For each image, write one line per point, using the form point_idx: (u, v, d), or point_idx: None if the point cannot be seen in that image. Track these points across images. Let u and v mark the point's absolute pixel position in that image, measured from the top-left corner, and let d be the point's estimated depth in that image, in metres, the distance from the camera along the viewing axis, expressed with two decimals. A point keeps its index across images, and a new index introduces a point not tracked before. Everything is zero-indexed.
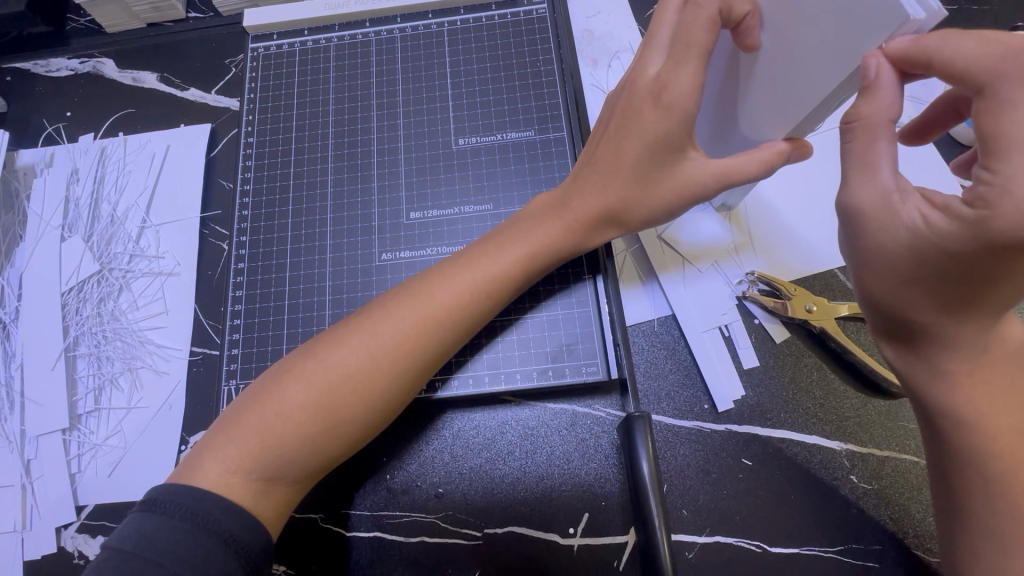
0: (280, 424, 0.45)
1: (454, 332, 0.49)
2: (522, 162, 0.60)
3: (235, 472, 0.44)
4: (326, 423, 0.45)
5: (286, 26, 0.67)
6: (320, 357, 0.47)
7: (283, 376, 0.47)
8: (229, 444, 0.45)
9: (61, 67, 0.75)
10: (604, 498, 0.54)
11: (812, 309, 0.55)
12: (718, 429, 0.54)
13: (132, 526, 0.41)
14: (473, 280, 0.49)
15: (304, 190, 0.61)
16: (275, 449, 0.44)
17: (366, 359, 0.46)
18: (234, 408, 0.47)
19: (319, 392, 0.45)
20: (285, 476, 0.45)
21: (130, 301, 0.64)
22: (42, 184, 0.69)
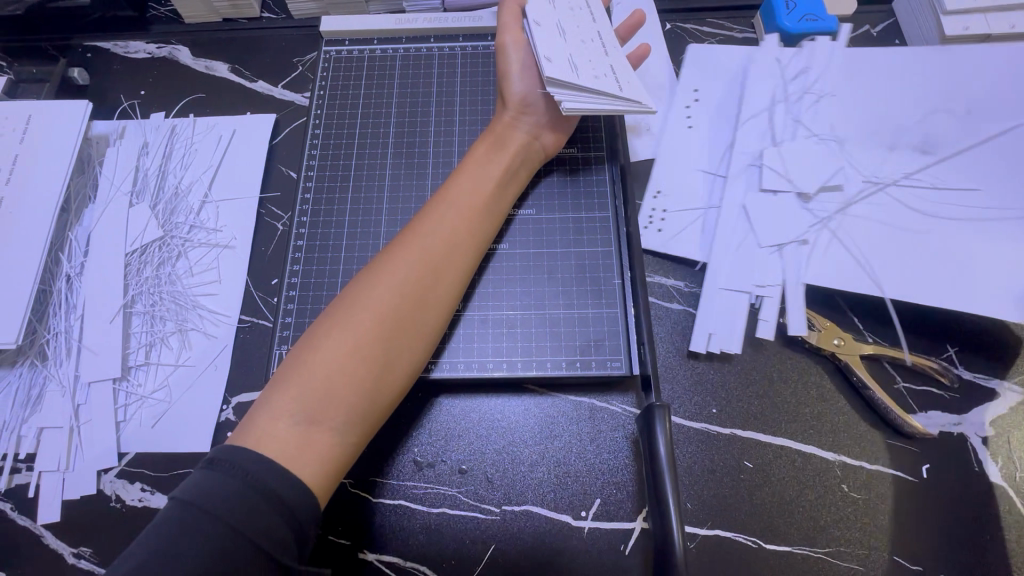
0: (329, 370, 0.50)
1: (454, 265, 0.56)
2: (568, 178, 0.66)
3: (281, 420, 0.48)
4: (361, 364, 0.51)
5: (358, 34, 0.74)
6: (354, 308, 0.52)
7: (319, 333, 0.52)
8: (285, 396, 0.49)
9: (139, 50, 0.81)
10: (615, 485, 0.58)
11: (839, 343, 0.61)
12: (723, 432, 0.59)
13: (193, 481, 0.45)
14: (447, 202, 0.58)
15: (364, 181, 0.66)
16: (327, 391, 0.50)
17: (397, 311, 0.53)
18: (281, 367, 0.52)
19: (359, 335, 0.51)
20: (325, 418, 0.49)
21: (186, 268, 0.68)
22: (114, 152, 0.74)
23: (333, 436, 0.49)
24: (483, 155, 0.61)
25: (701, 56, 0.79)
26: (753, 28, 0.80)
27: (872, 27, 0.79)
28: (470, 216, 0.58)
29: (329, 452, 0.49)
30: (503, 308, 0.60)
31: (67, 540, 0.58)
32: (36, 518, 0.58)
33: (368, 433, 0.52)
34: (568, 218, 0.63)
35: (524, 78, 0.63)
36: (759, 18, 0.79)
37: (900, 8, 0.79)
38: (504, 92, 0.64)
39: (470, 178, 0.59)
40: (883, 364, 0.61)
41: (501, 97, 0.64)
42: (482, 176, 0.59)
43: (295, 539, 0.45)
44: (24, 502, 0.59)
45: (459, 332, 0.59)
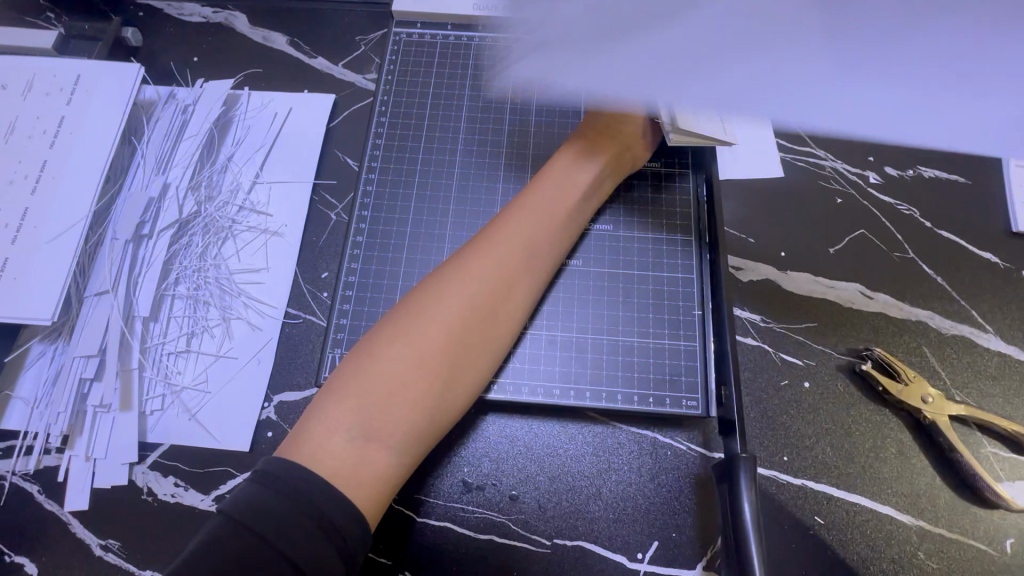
0: (390, 383, 0.47)
1: (524, 279, 0.53)
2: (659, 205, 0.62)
3: (339, 433, 0.45)
4: (428, 385, 0.48)
5: (431, 18, 0.69)
6: (419, 321, 0.49)
7: (382, 340, 0.49)
8: (343, 408, 0.46)
9: (195, 14, 0.77)
10: (675, 530, 0.54)
11: (928, 401, 0.56)
12: (794, 483, 0.55)
13: (240, 496, 0.41)
14: (527, 208, 0.55)
15: (430, 177, 0.62)
16: (391, 404, 0.46)
17: (465, 324, 0.50)
18: (340, 372, 0.49)
19: (430, 353, 0.48)
20: (378, 438, 0.46)
21: (233, 252, 0.64)
22: (160, 118, 0.69)
23: (389, 456, 0.46)
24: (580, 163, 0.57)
25: None
26: None
27: None
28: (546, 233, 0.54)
29: (383, 474, 0.46)
30: (572, 329, 0.57)
31: (94, 530, 0.55)
32: (63, 504, 0.55)
33: (421, 455, 0.49)
34: (647, 239, 0.60)
35: None
36: None
37: None
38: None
39: (556, 188, 0.56)
40: (968, 426, 0.57)
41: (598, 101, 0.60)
42: (569, 192, 0.56)
43: (345, 566, 0.41)
44: (53, 485, 0.56)
45: (525, 351, 0.56)
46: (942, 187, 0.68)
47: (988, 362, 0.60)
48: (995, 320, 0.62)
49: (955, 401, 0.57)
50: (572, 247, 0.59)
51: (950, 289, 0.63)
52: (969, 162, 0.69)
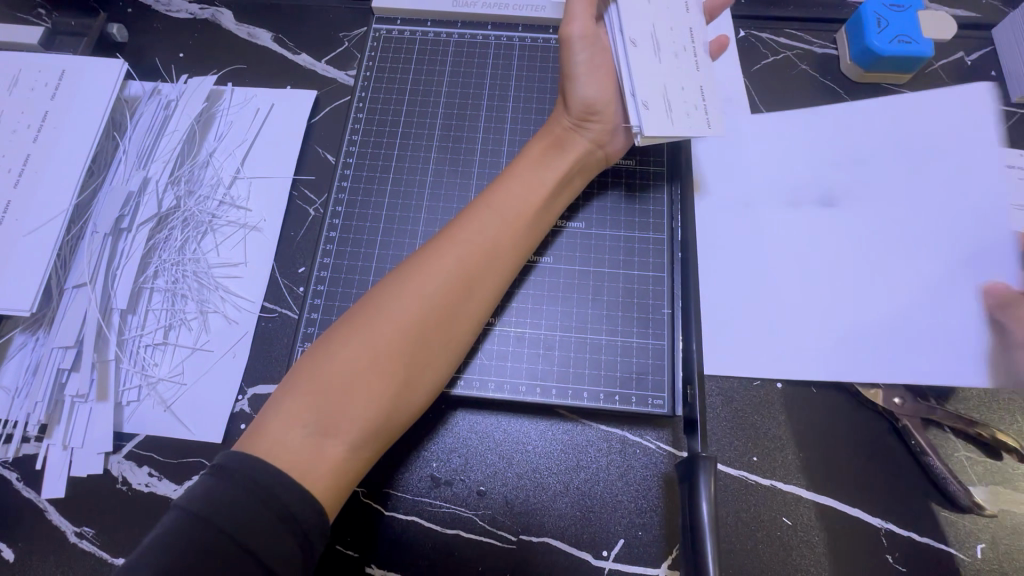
0: (347, 380, 0.47)
1: (488, 277, 0.53)
2: (633, 203, 0.61)
3: (296, 426, 0.45)
4: (386, 382, 0.48)
5: (411, 14, 0.69)
6: (379, 316, 0.49)
7: (341, 338, 0.49)
8: (299, 403, 0.46)
9: (181, 10, 0.77)
10: (641, 528, 0.54)
11: (897, 402, 0.57)
12: (762, 484, 0.55)
13: (198, 487, 0.42)
14: (493, 206, 0.55)
15: (405, 173, 0.63)
16: (347, 398, 0.47)
17: (425, 321, 0.50)
18: (299, 367, 0.49)
19: (388, 348, 0.48)
20: (337, 431, 0.46)
21: (212, 246, 0.65)
22: (143, 113, 0.69)
23: (344, 450, 0.46)
24: (545, 161, 0.57)
25: (775, 70, 0.74)
26: (835, 44, 0.74)
27: (966, 55, 0.73)
28: (510, 230, 0.54)
29: (341, 466, 0.46)
30: (541, 326, 0.57)
31: (70, 518, 0.56)
32: (41, 492, 0.57)
33: (381, 449, 0.49)
34: (619, 237, 0.60)
35: (592, 84, 0.57)
36: (842, 33, 0.73)
37: (1001, 36, 0.72)
38: (568, 96, 0.59)
39: (523, 185, 0.56)
40: (943, 429, 0.56)
41: (564, 100, 0.60)
42: (535, 189, 0.56)
43: (302, 556, 0.41)
44: (31, 473, 0.57)
45: (494, 348, 0.57)
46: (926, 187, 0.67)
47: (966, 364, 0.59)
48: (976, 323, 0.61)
49: (930, 404, 0.57)
50: (542, 245, 0.60)
51: None
52: None
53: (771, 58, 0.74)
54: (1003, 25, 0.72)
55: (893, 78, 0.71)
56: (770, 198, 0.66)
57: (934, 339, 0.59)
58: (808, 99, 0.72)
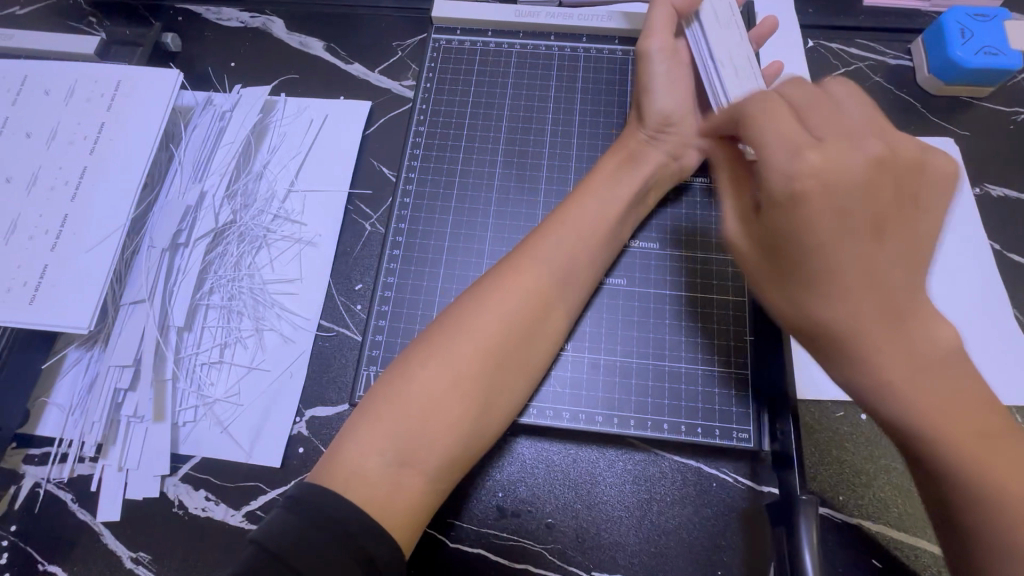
0: (425, 406, 0.45)
1: (563, 298, 0.51)
2: (709, 222, 0.59)
3: (373, 456, 0.44)
4: (464, 407, 0.46)
5: (471, 23, 0.67)
6: (458, 331, 0.48)
7: (415, 362, 0.47)
8: (375, 431, 0.45)
9: (233, 19, 0.76)
10: (721, 568, 0.51)
11: None
12: (849, 522, 0.52)
13: (272, 523, 0.39)
14: (565, 224, 0.53)
15: (469, 188, 0.61)
16: (428, 418, 0.45)
17: (501, 343, 0.48)
18: (372, 392, 0.47)
19: (469, 366, 0.47)
20: (414, 462, 0.44)
21: (268, 262, 0.63)
22: (197, 124, 0.68)
23: (421, 481, 0.44)
24: (619, 177, 0.55)
25: (846, 82, 0.71)
26: (910, 55, 0.71)
27: None
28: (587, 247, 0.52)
29: (419, 498, 0.44)
30: (616, 353, 0.54)
31: (126, 542, 0.54)
32: (96, 514, 0.55)
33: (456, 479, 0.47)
34: (696, 257, 0.57)
35: (671, 96, 0.57)
36: (918, 44, 0.70)
37: None
38: (643, 108, 0.58)
39: (596, 203, 0.54)
40: None
41: (637, 114, 0.59)
42: (609, 206, 0.54)
43: None
44: (86, 494, 0.56)
45: (566, 374, 0.54)
46: (1013, 207, 0.63)
47: None
48: None
49: None
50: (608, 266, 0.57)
51: (1022, 318, 0.58)
52: None
53: (842, 70, 0.71)
54: None
55: (974, 91, 0.68)
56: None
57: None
58: (882, 112, 0.69)
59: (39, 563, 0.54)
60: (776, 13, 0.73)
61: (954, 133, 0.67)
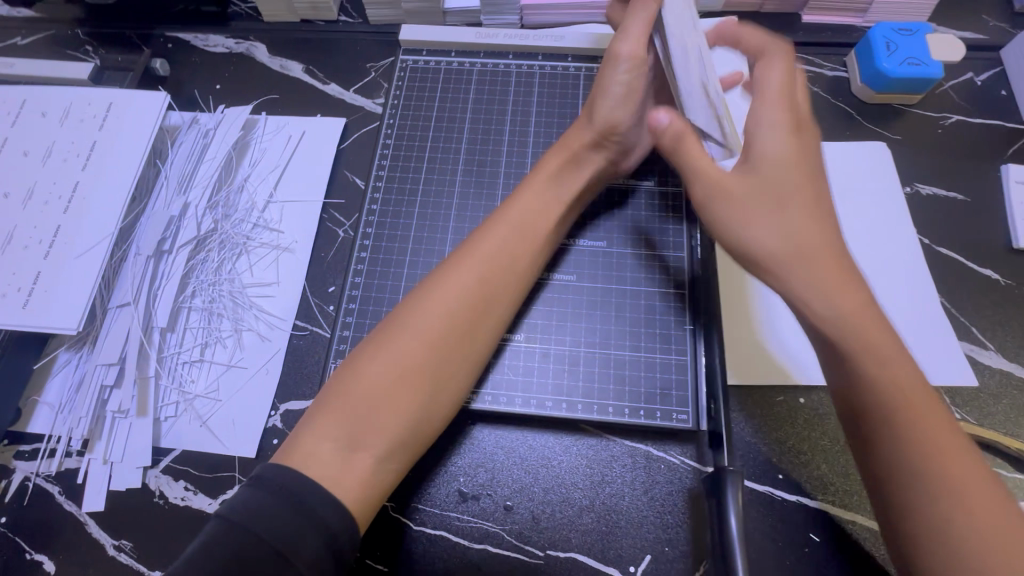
0: (373, 395, 0.49)
1: (506, 288, 0.55)
2: (655, 221, 0.63)
3: (326, 442, 0.47)
4: (410, 393, 0.50)
5: (436, 45, 0.73)
6: (402, 329, 0.52)
7: (366, 355, 0.51)
8: (329, 419, 0.49)
9: (218, 44, 0.82)
10: (668, 544, 0.54)
11: None
12: (788, 500, 0.55)
13: (238, 497, 0.43)
14: (505, 220, 0.57)
15: (431, 195, 0.66)
16: (379, 405, 0.49)
17: (445, 332, 0.52)
18: (330, 385, 0.51)
19: (416, 356, 0.51)
20: (366, 443, 0.48)
21: (247, 267, 0.68)
22: (183, 142, 0.73)
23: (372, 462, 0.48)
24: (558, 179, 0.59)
25: None
26: (846, 66, 0.76)
27: (976, 75, 0.75)
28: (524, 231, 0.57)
29: (371, 477, 0.48)
30: (565, 343, 0.59)
31: (109, 531, 0.57)
32: (81, 506, 0.58)
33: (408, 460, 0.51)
34: (641, 254, 0.62)
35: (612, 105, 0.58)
36: (852, 57, 0.75)
37: (1009, 57, 0.74)
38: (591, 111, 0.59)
39: (534, 202, 0.58)
40: None
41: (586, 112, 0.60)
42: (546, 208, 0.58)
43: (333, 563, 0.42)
44: (72, 487, 0.59)
45: (517, 364, 0.58)
46: (941, 204, 0.68)
47: (990, 379, 0.59)
48: (996, 338, 0.61)
49: (955, 419, 0.57)
50: (553, 262, 0.62)
51: (950, 306, 0.62)
52: (968, 179, 0.69)
53: None
54: (1010, 46, 0.74)
55: (905, 98, 0.73)
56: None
57: (956, 354, 0.59)
58: (820, 119, 0.74)
59: (27, 552, 0.57)
60: None
61: (888, 138, 0.72)
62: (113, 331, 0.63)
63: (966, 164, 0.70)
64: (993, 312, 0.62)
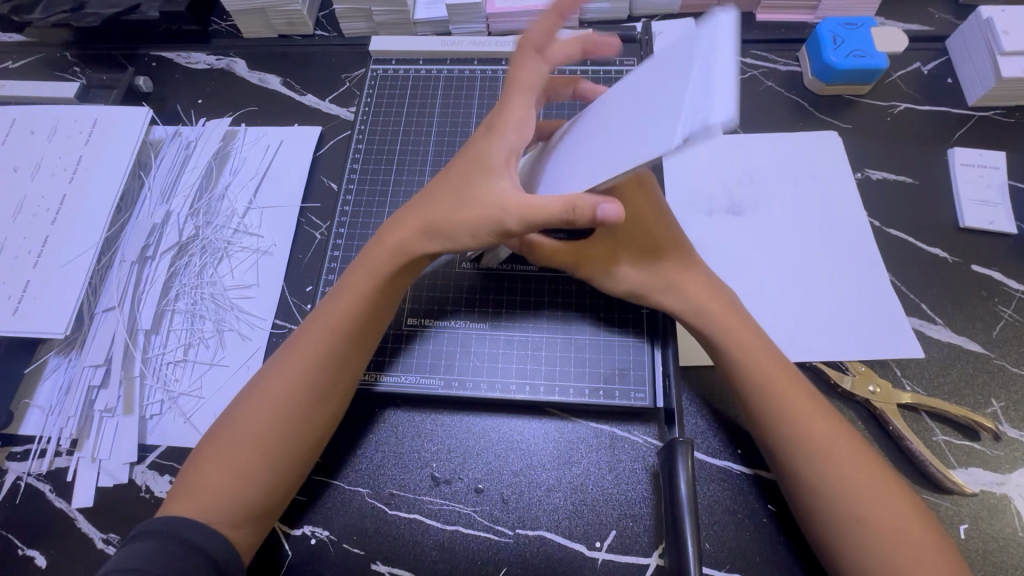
0: (242, 451, 0.51)
1: (370, 330, 0.56)
2: None
3: (208, 495, 0.49)
4: (274, 447, 0.51)
5: (405, 55, 0.77)
6: (266, 379, 0.54)
7: (238, 412, 0.53)
8: (205, 475, 0.50)
9: (200, 61, 0.86)
10: (633, 519, 0.57)
11: (874, 390, 0.59)
12: (747, 472, 0.57)
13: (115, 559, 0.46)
14: (372, 263, 0.57)
15: (401, 196, 0.69)
16: (244, 455, 0.51)
17: (307, 381, 0.53)
18: (207, 441, 0.53)
19: (272, 404, 0.52)
20: (247, 494, 0.50)
21: (227, 271, 0.71)
22: (166, 154, 0.77)
23: (250, 508, 0.50)
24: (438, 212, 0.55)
25: (742, 88, 0.80)
26: (798, 61, 0.80)
27: (923, 65, 0.78)
28: (395, 264, 0.56)
29: (251, 517, 0.50)
30: (530, 330, 0.63)
31: (98, 525, 0.60)
32: (71, 502, 0.61)
33: (284, 500, 0.53)
34: None
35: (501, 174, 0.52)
36: (804, 51, 0.78)
37: (953, 47, 0.77)
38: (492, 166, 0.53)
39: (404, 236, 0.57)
40: (920, 414, 0.59)
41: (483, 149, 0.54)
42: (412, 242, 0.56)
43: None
44: (62, 485, 0.62)
45: (484, 350, 0.63)
46: (890, 188, 0.71)
47: (938, 352, 0.61)
48: (944, 313, 0.63)
49: (905, 390, 0.59)
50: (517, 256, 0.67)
51: (899, 284, 0.65)
52: (916, 163, 0.72)
53: (739, 77, 0.80)
54: (954, 36, 0.78)
55: (854, 89, 0.76)
56: (742, 204, 0.70)
57: (903, 327, 0.62)
58: (775, 112, 0.77)
59: (20, 548, 0.59)
60: (679, 32, 0.82)
61: (839, 127, 0.75)
62: (100, 335, 0.66)
63: (914, 149, 0.73)
64: (941, 289, 0.65)
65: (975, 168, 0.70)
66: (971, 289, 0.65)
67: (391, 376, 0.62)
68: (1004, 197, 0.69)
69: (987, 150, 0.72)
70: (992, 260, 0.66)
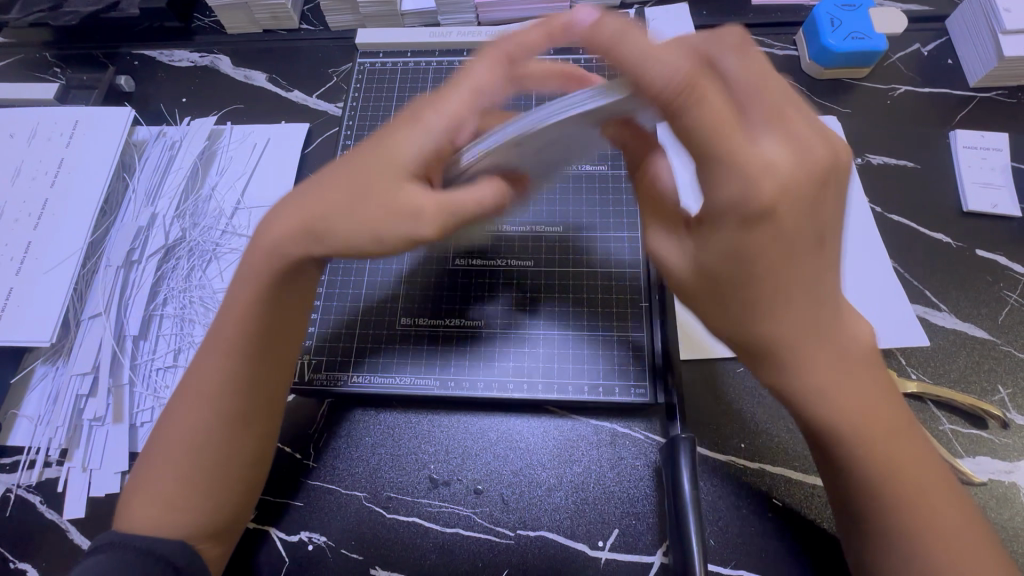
0: (177, 478, 0.48)
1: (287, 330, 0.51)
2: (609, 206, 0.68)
3: (157, 522, 0.48)
4: (209, 469, 0.49)
5: (392, 47, 0.75)
6: (183, 400, 0.50)
7: (161, 438, 0.50)
8: (148, 504, 0.48)
9: (183, 59, 0.84)
10: (636, 516, 0.56)
11: None
12: (750, 466, 0.56)
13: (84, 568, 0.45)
14: (269, 257, 0.48)
15: None
16: (171, 470, 0.49)
17: (226, 397, 0.49)
18: (142, 469, 0.50)
19: (186, 420, 0.49)
20: (200, 516, 0.49)
21: (216, 273, 0.69)
22: (151, 155, 0.75)
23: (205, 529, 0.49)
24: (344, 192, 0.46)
25: None
26: (794, 45, 0.78)
27: (923, 46, 0.76)
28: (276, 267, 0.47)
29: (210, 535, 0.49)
30: (527, 327, 0.62)
31: (91, 536, 0.59)
32: (62, 513, 0.60)
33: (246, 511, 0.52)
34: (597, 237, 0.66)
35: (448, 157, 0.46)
36: (800, 35, 0.77)
37: (953, 26, 0.76)
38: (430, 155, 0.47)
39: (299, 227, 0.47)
40: (926, 403, 0.57)
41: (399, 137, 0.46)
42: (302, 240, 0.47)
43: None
44: (53, 496, 0.60)
45: (481, 348, 0.62)
46: (891, 173, 0.69)
47: (943, 339, 0.60)
48: (949, 299, 0.62)
49: (911, 379, 0.58)
50: (507, 251, 0.66)
51: (903, 270, 0.64)
52: (917, 146, 0.71)
53: None
54: (954, 16, 0.76)
55: (853, 73, 0.75)
56: None
57: (904, 314, 0.61)
58: None
59: (11, 561, 0.58)
60: (672, 18, 0.81)
61: (838, 111, 0.74)
62: (86, 343, 0.65)
63: (915, 132, 0.72)
64: (945, 275, 0.63)
65: (977, 150, 0.69)
66: (976, 273, 0.63)
67: (384, 377, 0.61)
68: (1007, 179, 0.67)
69: (989, 131, 0.70)
70: (997, 244, 0.65)
